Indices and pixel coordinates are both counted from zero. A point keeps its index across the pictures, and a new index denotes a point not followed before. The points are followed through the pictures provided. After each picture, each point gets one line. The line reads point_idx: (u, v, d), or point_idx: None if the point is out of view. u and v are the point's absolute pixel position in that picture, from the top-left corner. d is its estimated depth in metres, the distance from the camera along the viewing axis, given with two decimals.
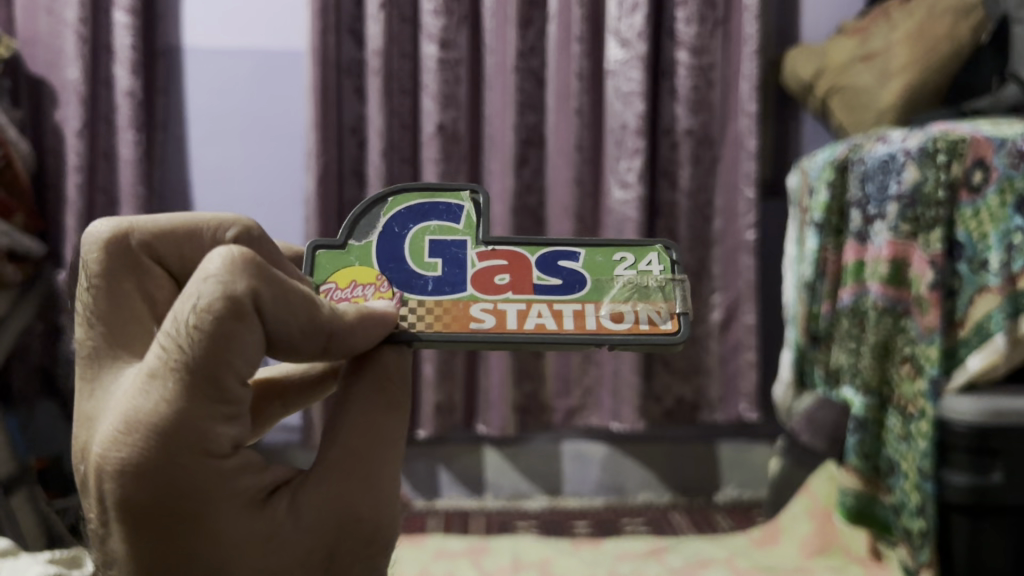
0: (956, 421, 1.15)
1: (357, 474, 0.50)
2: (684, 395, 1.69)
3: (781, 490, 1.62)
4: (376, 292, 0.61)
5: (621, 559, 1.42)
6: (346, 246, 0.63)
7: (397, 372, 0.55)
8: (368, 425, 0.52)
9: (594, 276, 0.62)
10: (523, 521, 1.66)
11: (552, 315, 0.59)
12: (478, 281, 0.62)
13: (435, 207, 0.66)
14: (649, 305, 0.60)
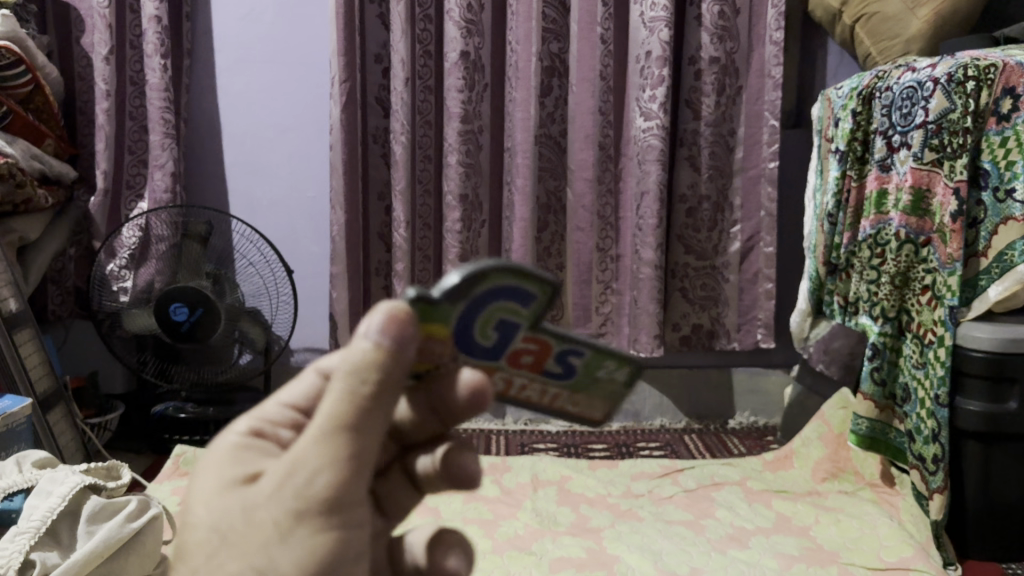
0: (973, 349, 1.18)
1: (286, 544, 0.38)
2: (701, 323, 1.72)
3: (796, 416, 1.65)
4: (438, 350, 0.44)
5: (636, 479, 1.47)
6: (436, 303, 0.42)
7: (382, 379, 0.38)
8: (317, 456, 0.38)
9: (583, 373, 0.48)
10: (542, 443, 1.71)
11: (529, 391, 0.48)
12: (512, 355, 0.47)
13: (513, 289, 0.44)
14: (590, 408, 0.49)
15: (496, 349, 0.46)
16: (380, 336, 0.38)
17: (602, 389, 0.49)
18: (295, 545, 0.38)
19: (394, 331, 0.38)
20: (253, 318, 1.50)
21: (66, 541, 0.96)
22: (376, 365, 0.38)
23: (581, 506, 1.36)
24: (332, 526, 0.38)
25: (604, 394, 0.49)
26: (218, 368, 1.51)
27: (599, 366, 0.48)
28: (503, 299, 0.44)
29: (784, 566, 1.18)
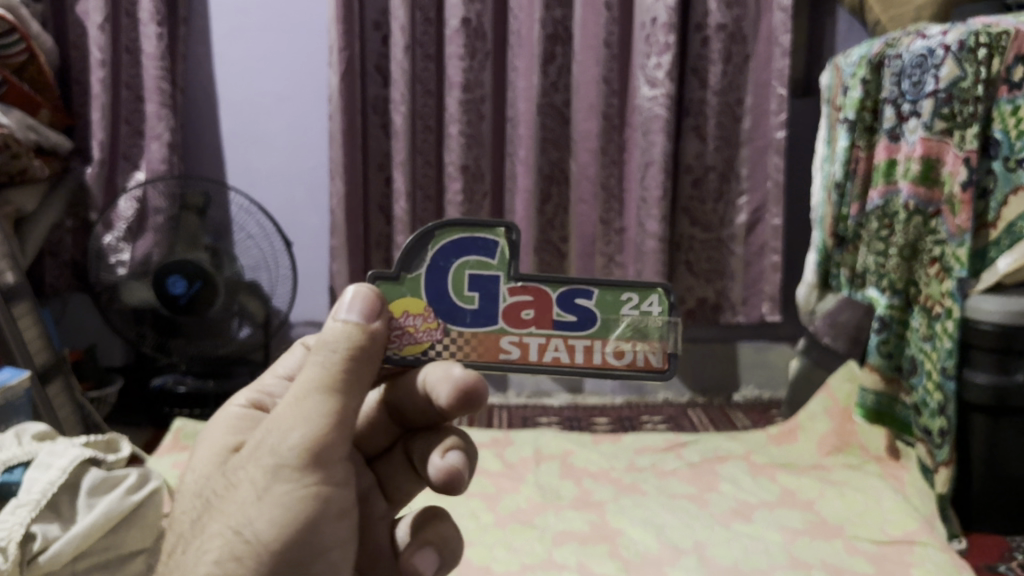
0: (982, 322, 1.17)
1: (273, 490, 0.51)
2: (706, 296, 1.71)
3: (801, 389, 1.63)
4: (425, 328, 0.56)
5: (639, 453, 1.46)
6: (400, 279, 0.55)
7: (357, 355, 0.52)
8: (304, 411, 0.52)
9: (603, 313, 0.55)
10: (545, 417, 1.70)
11: (566, 351, 0.55)
12: (507, 312, 0.55)
13: (472, 244, 0.55)
14: (645, 344, 0.55)
15: (481, 310, 0.55)
16: (356, 319, 0.53)
17: (644, 325, 0.54)
18: (282, 491, 0.51)
19: (367, 315, 0.53)
20: (252, 290, 1.48)
21: (68, 514, 0.93)
22: (353, 337, 0.52)
23: (584, 480, 1.35)
24: (312, 480, 0.51)
25: (647, 328, 0.54)
26: (219, 341, 1.50)
27: (617, 299, 0.55)
28: (469, 256, 0.55)
29: (788, 540, 1.17)
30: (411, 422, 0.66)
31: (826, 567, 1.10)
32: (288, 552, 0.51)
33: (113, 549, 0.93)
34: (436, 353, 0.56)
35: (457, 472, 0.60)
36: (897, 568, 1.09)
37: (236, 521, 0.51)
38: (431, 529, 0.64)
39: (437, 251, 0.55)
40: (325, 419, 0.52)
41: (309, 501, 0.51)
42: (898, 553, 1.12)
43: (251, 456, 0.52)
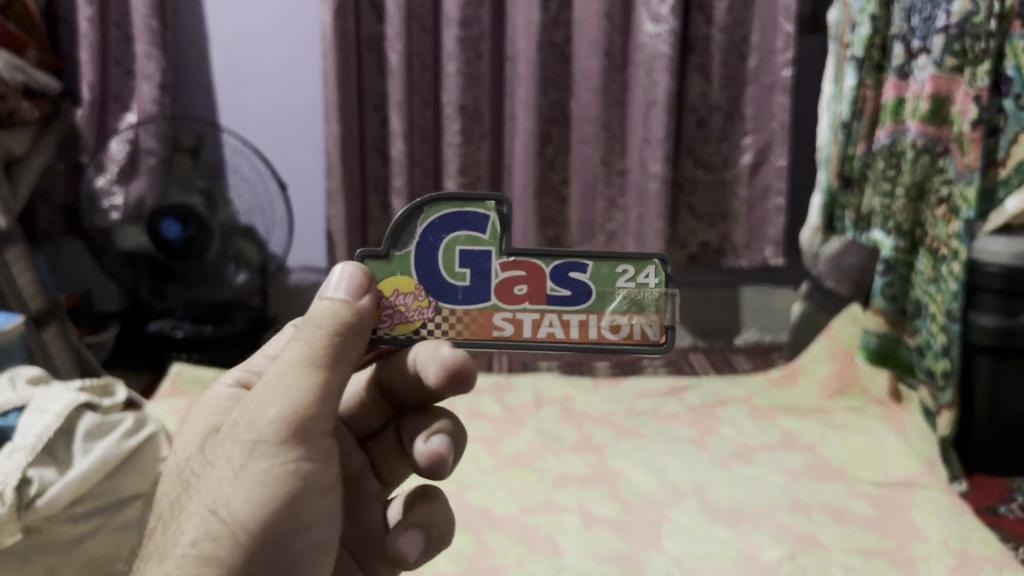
0: (989, 265, 1.15)
1: (251, 469, 0.50)
2: (709, 240, 1.69)
3: (802, 333, 1.62)
4: (415, 308, 0.53)
5: (640, 397, 1.45)
6: (388, 256, 0.52)
7: (344, 334, 0.50)
8: (284, 389, 0.51)
9: (600, 286, 0.52)
10: (545, 361, 1.69)
11: (562, 327, 0.52)
12: (500, 289, 0.52)
13: (461, 218, 0.52)
14: (643, 317, 0.52)
15: (474, 287, 0.52)
16: (345, 295, 0.50)
17: (640, 297, 0.52)
18: (261, 471, 0.50)
19: (357, 291, 0.51)
20: (247, 235, 1.46)
21: (62, 457, 0.92)
22: (339, 315, 0.50)
23: (584, 424, 1.35)
24: (292, 459, 0.51)
25: (643, 300, 0.52)
26: (214, 287, 1.47)
27: (613, 272, 0.52)
28: (460, 231, 0.52)
29: (789, 483, 1.17)
30: (403, 402, 0.64)
31: (826, 509, 1.12)
32: (266, 532, 0.50)
33: (109, 493, 0.92)
34: (431, 335, 0.53)
35: (440, 458, 0.59)
36: (896, 511, 1.10)
37: (216, 499, 0.51)
38: (421, 511, 0.61)
39: (427, 226, 0.52)
40: (307, 398, 0.51)
41: (289, 480, 0.51)
42: (898, 495, 1.13)
43: (233, 432, 0.52)
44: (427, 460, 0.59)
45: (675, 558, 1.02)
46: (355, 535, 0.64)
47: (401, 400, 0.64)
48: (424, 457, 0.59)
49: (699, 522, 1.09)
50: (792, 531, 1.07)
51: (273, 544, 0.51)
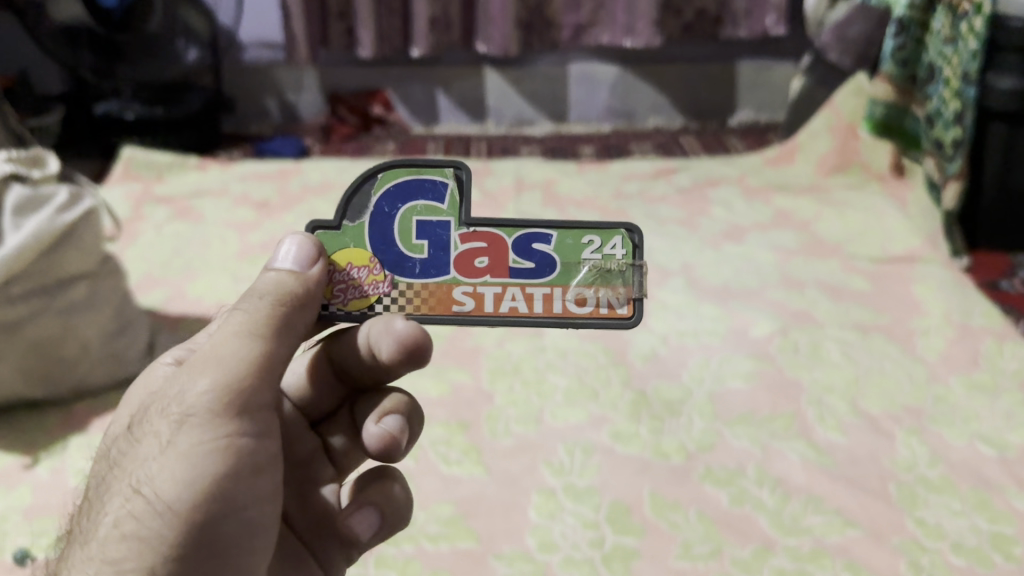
0: (1011, 17, 1.04)
1: (180, 443, 0.42)
2: (706, 8, 1.54)
3: (801, 112, 1.52)
4: (371, 282, 0.48)
5: (627, 179, 1.35)
6: (342, 227, 0.47)
7: (291, 306, 0.44)
8: (222, 357, 0.43)
9: (563, 258, 0.47)
10: (527, 147, 1.58)
11: (525, 301, 0.47)
12: (459, 263, 0.47)
13: (418, 188, 0.48)
14: (609, 289, 0.47)
15: (433, 261, 0.48)
16: (292, 266, 0.45)
17: (607, 269, 0.47)
18: (194, 443, 0.42)
19: (309, 259, 0.46)
20: (195, 6, 1.40)
21: None
22: (286, 286, 0.44)
23: (568, 208, 1.25)
24: (228, 433, 0.43)
25: (610, 272, 0.47)
26: (165, 66, 1.40)
27: (577, 242, 0.47)
28: (418, 200, 0.48)
29: (781, 260, 1.12)
30: (358, 381, 0.56)
31: (821, 285, 1.06)
32: (200, 514, 0.42)
33: (45, 272, 0.84)
34: (387, 312, 0.48)
35: (394, 440, 0.52)
36: (895, 284, 1.06)
37: (141, 479, 0.42)
38: (375, 487, 0.53)
39: (381, 196, 0.48)
40: (245, 365, 0.43)
41: (228, 454, 0.43)
42: (897, 272, 1.08)
43: (161, 407, 0.44)
44: (379, 443, 0.52)
45: (661, 336, 0.97)
46: (304, 514, 0.55)
47: (356, 379, 0.56)
48: (376, 439, 0.52)
49: (687, 301, 1.03)
50: (785, 306, 1.02)
51: (209, 527, 0.42)
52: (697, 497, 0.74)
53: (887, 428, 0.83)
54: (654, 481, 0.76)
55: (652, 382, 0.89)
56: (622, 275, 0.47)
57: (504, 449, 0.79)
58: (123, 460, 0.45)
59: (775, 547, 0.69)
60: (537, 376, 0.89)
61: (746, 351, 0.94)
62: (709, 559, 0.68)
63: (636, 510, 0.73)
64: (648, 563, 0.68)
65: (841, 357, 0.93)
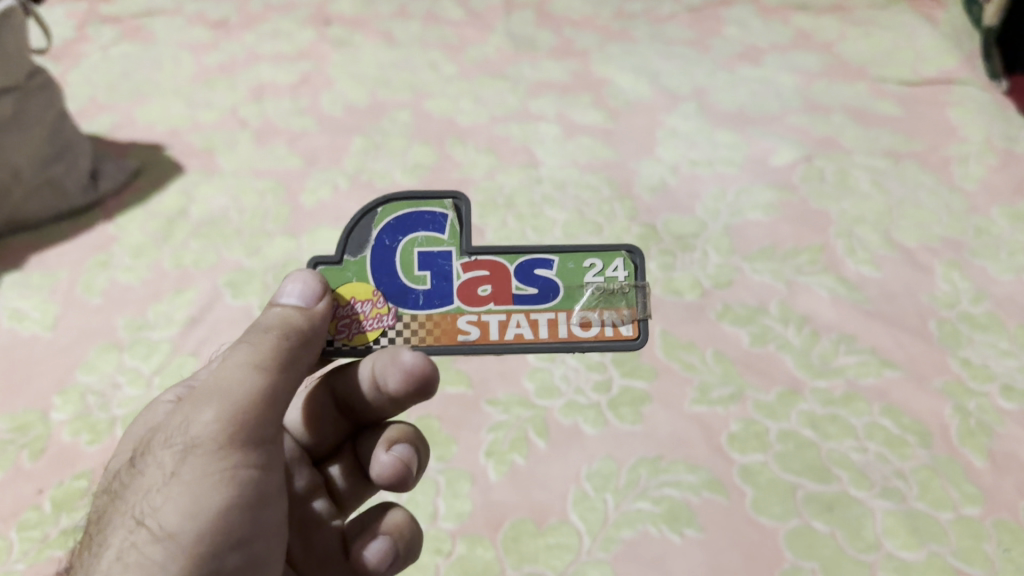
0: None
1: (184, 477, 0.35)
2: None
3: None
4: (374, 316, 0.39)
5: None
6: (343, 262, 0.40)
7: (296, 341, 0.37)
8: (225, 387, 0.36)
9: (566, 282, 0.39)
10: None
11: (530, 326, 0.39)
12: (463, 291, 0.39)
13: (419, 220, 0.40)
14: (613, 311, 0.39)
15: (441, 292, 0.39)
16: (296, 299, 0.38)
17: (611, 293, 0.39)
18: (201, 472, 0.35)
19: (318, 290, 0.38)
20: None
21: None
22: (292, 320, 0.37)
23: (564, 27, 1.08)
24: (236, 466, 0.35)
25: (614, 295, 0.39)
26: None
27: (578, 266, 0.40)
28: (422, 232, 0.40)
29: (803, 84, 0.99)
30: (365, 416, 0.47)
31: (846, 109, 0.95)
32: (209, 551, 0.34)
33: None
34: (394, 346, 0.39)
35: (406, 468, 0.43)
36: (929, 109, 0.95)
37: (139, 512, 0.35)
38: (381, 517, 0.43)
39: (381, 228, 0.40)
40: (253, 398, 0.36)
41: (239, 483, 0.35)
42: (931, 96, 0.97)
43: (159, 436, 0.37)
44: (393, 472, 0.43)
45: (671, 164, 0.84)
46: (310, 554, 0.43)
47: (364, 410, 0.46)
48: (389, 467, 0.43)
49: (699, 127, 0.90)
50: (807, 133, 0.91)
51: (219, 565, 0.35)
52: (712, 334, 0.65)
53: (925, 262, 0.74)
54: (666, 320, 0.66)
55: (662, 215, 0.78)
56: (629, 301, 0.39)
57: None
58: (116, 500, 0.37)
59: (803, 391, 0.61)
60: (533, 210, 0.78)
61: (766, 181, 0.83)
62: (728, 404, 0.59)
63: (646, 351, 0.63)
64: (661, 407, 0.59)
65: (870, 186, 0.82)
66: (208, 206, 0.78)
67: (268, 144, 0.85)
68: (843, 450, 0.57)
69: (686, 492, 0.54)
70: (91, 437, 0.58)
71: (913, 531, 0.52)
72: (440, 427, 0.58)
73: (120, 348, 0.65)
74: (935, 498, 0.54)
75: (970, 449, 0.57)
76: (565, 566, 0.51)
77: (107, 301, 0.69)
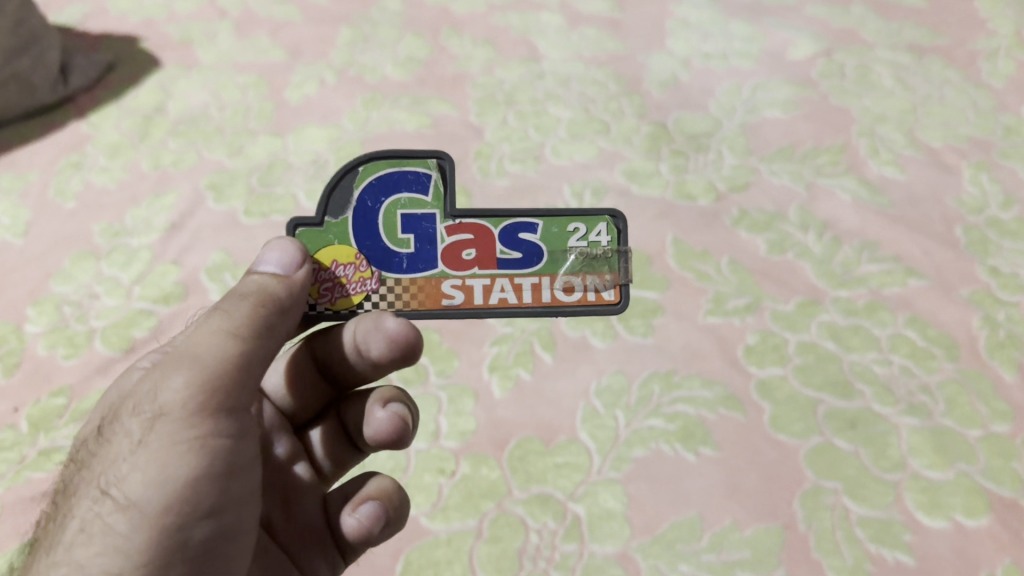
0: None
1: (149, 447, 0.30)
2: None
3: None
4: (358, 280, 0.35)
5: None
6: (323, 223, 0.35)
7: (273, 308, 0.32)
8: (196, 350, 0.31)
9: (550, 246, 0.35)
10: None
11: (514, 291, 0.35)
12: (446, 255, 0.35)
13: (402, 180, 0.35)
14: (595, 276, 0.35)
15: (426, 258, 0.35)
16: (275, 268, 0.33)
17: (593, 257, 0.35)
18: (167, 441, 0.30)
19: (296, 257, 0.34)
20: None
21: None
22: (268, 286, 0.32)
23: None
24: (208, 435, 0.31)
25: (597, 259, 0.35)
26: None
27: (561, 230, 0.35)
28: (405, 194, 0.35)
29: None
30: (348, 381, 0.42)
31: None
32: (175, 526, 0.30)
33: None
34: (378, 311, 0.36)
35: (403, 424, 0.39)
36: None
37: (101, 483, 0.31)
38: (373, 479, 0.39)
39: (360, 188, 0.35)
40: (226, 361, 0.31)
41: (211, 453, 0.31)
42: None
43: (124, 404, 0.32)
44: (392, 427, 0.39)
45: (683, 58, 0.78)
46: (290, 522, 0.39)
47: (351, 375, 0.41)
48: (386, 424, 0.39)
49: (712, 16, 0.83)
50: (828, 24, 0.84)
51: (186, 542, 0.30)
52: (727, 241, 0.61)
53: (952, 164, 0.69)
54: (677, 226, 0.62)
55: (673, 113, 0.72)
56: (611, 266, 0.35)
57: (498, 193, 0.65)
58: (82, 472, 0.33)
59: (824, 301, 0.57)
60: (536, 107, 0.72)
61: (783, 77, 0.77)
62: (745, 315, 0.56)
63: (657, 260, 0.59)
64: (674, 319, 0.56)
65: (892, 82, 0.76)
66: (186, 103, 0.73)
67: (248, 34, 0.79)
68: (866, 363, 0.54)
69: (701, 408, 0.51)
70: (68, 351, 0.55)
71: (940, 449, 0.49)
72: (440, 340, 0.55)
73: (96, 255, 0.61)
74: (962, 415, 0.51)
75: (999, 363, 0.54)
76: (575, 485, 0.48)
77: (81, 205, 0.64)
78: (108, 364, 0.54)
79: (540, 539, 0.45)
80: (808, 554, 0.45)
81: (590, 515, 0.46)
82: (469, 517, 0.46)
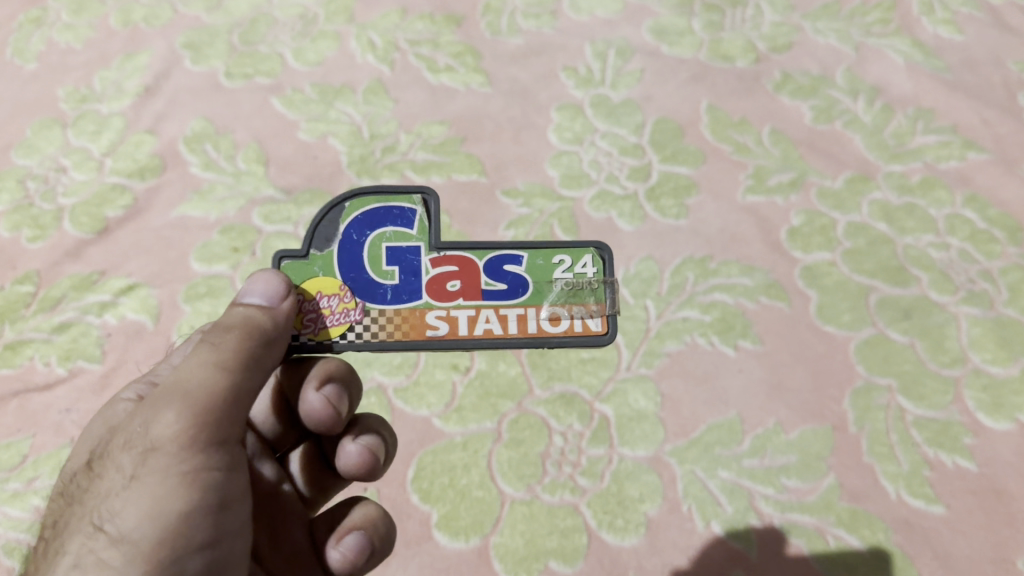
0: None
1: (136, 490, 0.24)
2: None
3: None
4: (340, 309, 0.27)
5: None
6: (308, 255, 0.27)
7: (260, 338, 0.26)
8: (181, 385, 0.25)
9: (533, 278, 0.27)
10: None
11: (498, 324, 0.27)
12: (432, 288, 0.27)
13: (388, 213, 0.28)
14: (578, 307, 0.27)
15: (404, 293, 0.27)
16: (256, 298, 0.26)
17: (577, 289, 0.27)
18: (156, 481, 0.24)
19: (279, 287, 0.26)
20: None
21: None
22: (252, 317, 0.26)
23: None
24: (203, 473, 0.25)
25: (580, 291, 0.27)
26: None
27: (547, 260, 0.28)
28: (387, 228, 0.28)
29: None
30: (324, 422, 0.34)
31: None
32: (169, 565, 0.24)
33: None
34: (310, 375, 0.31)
35: (375, 464, 0.32)
36: None
37: (83, 523, 0.25)
38: (354, 509, 0.32)
39: (342, 222, 0.28)
40: (215, 396, 0.25)
41: (205, 487, 0.25)
42: None
43: (107, 438, 0.27)
44: (360, 467, 0.32)
45: None
46: (278, 552, 0.31)
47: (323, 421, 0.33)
48: (355, 460, 0.32)
49: None
50: None
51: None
52: (768, 108, 0.54)
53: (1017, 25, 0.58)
54: (713, 92, 0.55)
55: None
56: (598, 295, 0.27)
57: (511, 52, 0.56)
58: (64, 509, 0.27)
59: (875, 177, 0.51)
60: None
61: None
62: (789, 193, 0.50)
63: (690, 131, 0.53)
64: (710, 198, 0.50)
65: None
66: None
67: None
68: (922, 247, 0.49)
69: (740, 297, 0.46)
70: (34, 233, 0.49)
71: (1004, 342, 0.44)
72: (450, 223, 0.49)
73: (62, 123, 0.54)
74: None
75: None
76: (602, 383, 0.43)
77: (43, 66, 0.56)
78: (79, 247, 0.48)
79: (565, 442, 0.41)
80: (860, 459, 0.41)
81: (619, 416, 0.42)
82: (487, 419, 0.42)
